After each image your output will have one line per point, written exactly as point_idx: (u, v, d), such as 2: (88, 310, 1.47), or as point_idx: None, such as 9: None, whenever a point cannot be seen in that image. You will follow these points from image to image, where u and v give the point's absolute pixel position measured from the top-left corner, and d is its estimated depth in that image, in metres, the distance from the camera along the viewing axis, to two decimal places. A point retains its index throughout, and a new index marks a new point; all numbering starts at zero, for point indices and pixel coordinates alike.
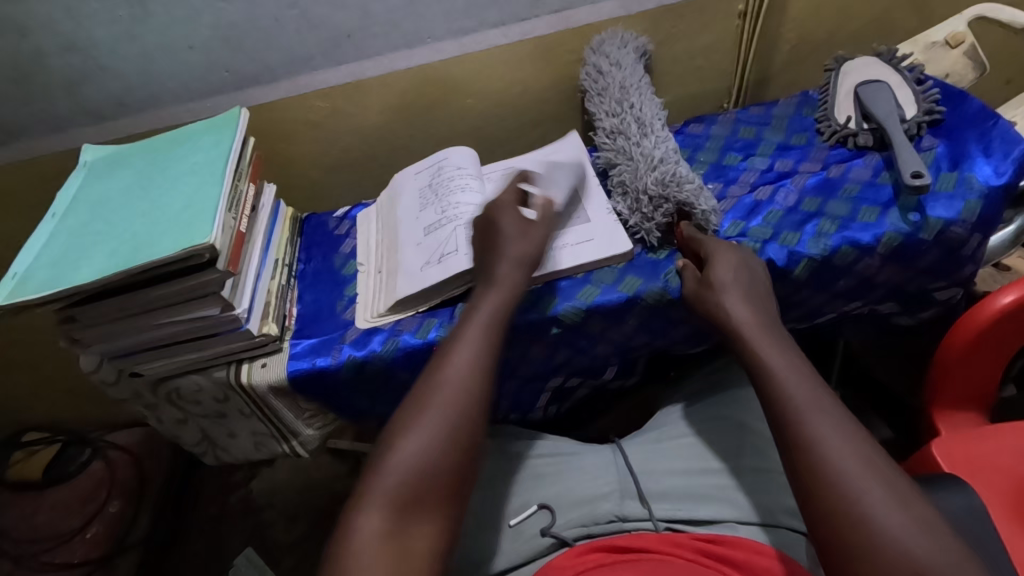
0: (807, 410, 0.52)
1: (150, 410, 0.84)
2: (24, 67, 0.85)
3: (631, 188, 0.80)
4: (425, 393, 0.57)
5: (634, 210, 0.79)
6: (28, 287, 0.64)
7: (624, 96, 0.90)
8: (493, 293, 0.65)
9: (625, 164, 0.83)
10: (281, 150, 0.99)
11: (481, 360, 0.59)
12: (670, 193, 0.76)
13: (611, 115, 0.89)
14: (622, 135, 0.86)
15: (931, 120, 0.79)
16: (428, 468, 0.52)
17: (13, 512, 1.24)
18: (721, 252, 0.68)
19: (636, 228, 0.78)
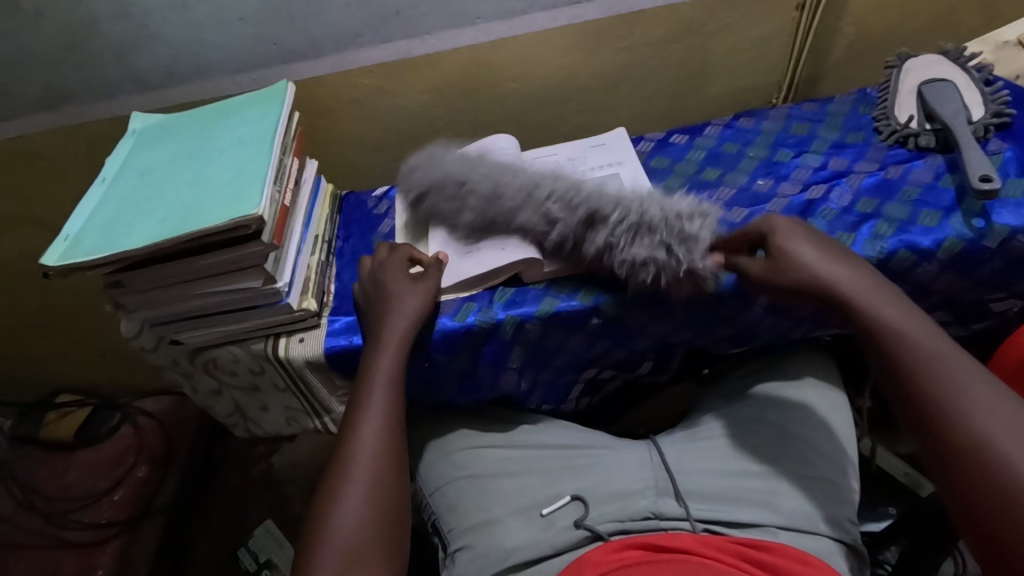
0: (953, 382, 0.50)
1: (186, 379, 0.85)
2: (78, 32, 0.85)
3: (657, 223, 0.68)
4: (342, 469, 0.61)
5: (673, 247, 0.67)
6: (79, 251, 0.65)
7: (519, 172, 0.76)
8: (382, 356, 0.67)
9: (619, 209, 0.70)
10: (323, 127, 0.99)
11: (390, 423, 0.64)
12: (703, 208, 0.70)
13: (545, 178, 0.74)
14: (581, 192, 0.72)
15: (1000, 122, 0.76)
16: (362, 536, 0.56)
17: (47, 470, 1.28)
18: (783, 227, 0.64)
19: (692, 257, 0.66)
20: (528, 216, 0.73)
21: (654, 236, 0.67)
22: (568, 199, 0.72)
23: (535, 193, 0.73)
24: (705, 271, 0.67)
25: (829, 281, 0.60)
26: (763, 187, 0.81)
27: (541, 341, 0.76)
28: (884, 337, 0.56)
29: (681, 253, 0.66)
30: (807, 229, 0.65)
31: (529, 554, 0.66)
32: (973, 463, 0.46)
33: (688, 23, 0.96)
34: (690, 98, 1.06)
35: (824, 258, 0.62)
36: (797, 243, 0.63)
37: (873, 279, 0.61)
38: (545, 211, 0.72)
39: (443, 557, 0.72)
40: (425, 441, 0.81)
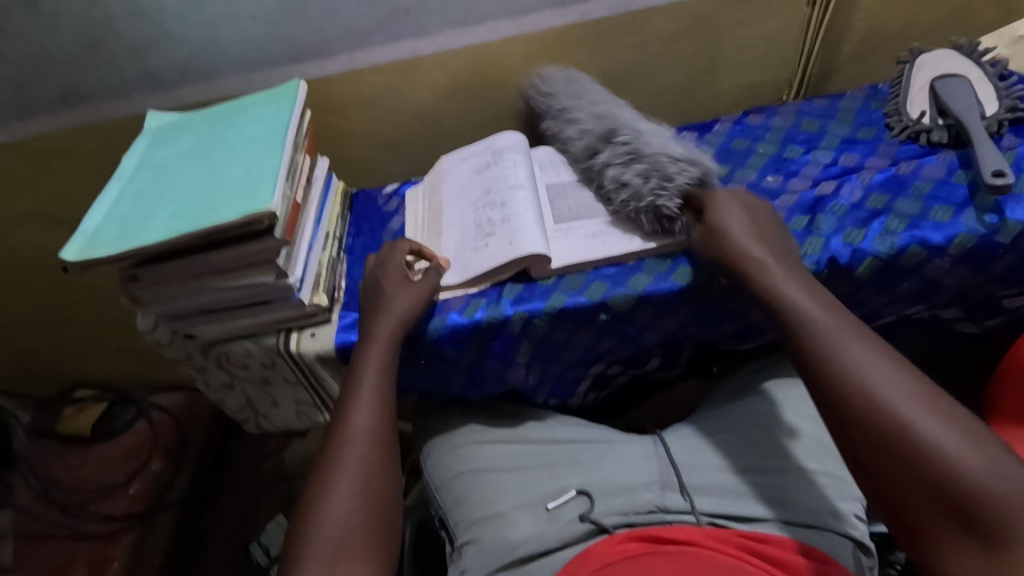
0: (851, 354, 0.54)
1: (200, 373, 0.86)
2: (96, 32, 0.87)
3: (651, 157, 0.75)
4: (333, 460, 0.61)
5: (653, 177, 0.73)
6: (97, 245, 0.66)
7: (574, 97, 0.88)
8: (372, 352, 0.68)
9: (631, 135, 0.78)
10: (335, 125, 1.01)
11: (381, 414, 0.65)
12: (695, 161, 0.74)
13: (587, 106, 0.85)
14: (606, 118, 0.82)
15: (1014, 118, 0.75)
16: (352, 526, 0.57)
17: (64, 464, 1.30)
18: (722, 200, 0.70)
19: (659, 194, 0.72)
20: (572, 132, 0.84)
21: (642, 162, 0.75)
22: (592, 118, 0.83)
23: (578, 115, 0.85)
24: (665, 211, 0.72)
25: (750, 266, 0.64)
26: (772, 184, 0.81)
27: (549, 336, 0.76)
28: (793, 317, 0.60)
29: (652, 183, 0.73)
30: (739, 211, 0.69)
31: (534, 548, 0.67)
32: (872, 427, 0.50)
33: (697, 20, 0.96)
34: (699, 95, 1.06)
35: (740, 240, 0.66)
36: (729, 219, 0.68)
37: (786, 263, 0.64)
38: (582, 125, 0.83)
39: (450, 551, 0.73)
40: (434, 434, 0.82)
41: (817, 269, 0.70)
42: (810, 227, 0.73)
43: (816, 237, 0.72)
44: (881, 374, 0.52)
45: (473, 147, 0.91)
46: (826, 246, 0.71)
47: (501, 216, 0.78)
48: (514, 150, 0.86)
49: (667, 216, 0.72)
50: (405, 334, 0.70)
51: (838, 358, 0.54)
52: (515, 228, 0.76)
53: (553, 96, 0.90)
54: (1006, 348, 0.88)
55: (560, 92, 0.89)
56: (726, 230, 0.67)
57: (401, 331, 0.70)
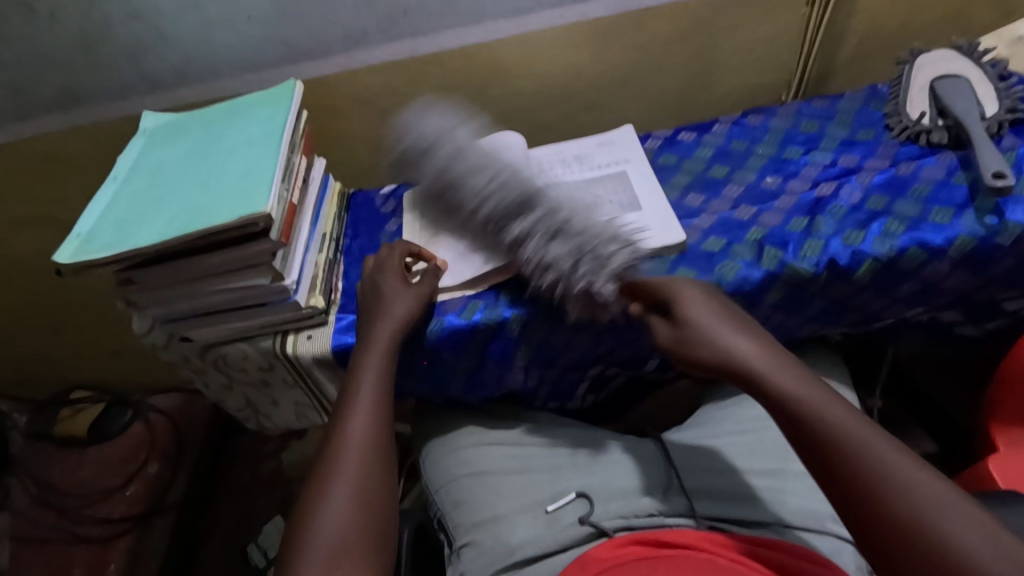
0: (860, 448, 0.48)
1: (197, 375, 0.86)
2: (91, 33, 0.87)
3: (578, 232, 0.68)
4: (330, 466, 0.61)
5: (581, 257, 0.66)
6: (91, 248, 0.65)
7: (473, 148, 0.78)
8: (370, 358, 0.67)
9: (549, 210, 0.70)
10: (331, 126, 1.00)
11: (378, 419, 0.64)
12: (625, 241, 0.67)
13: (491, 165, 0.75)
14: (515, 187, 0.73)
15: (1014, 119, 0.75)
16: (349, 534, 0.56)
17: (60, 467, 1.30)
18: (683, 289, 0.62)
19: (589, 275, 0.65)
20: (474, 189, 0.74)
21: (569, 240, 0.68)
22: (500, 188, 0.73)
23: (491, 172, 0.75)
24: (597, 294, 0.65)
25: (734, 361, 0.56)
26: (771, 185, 0.80)
27: (547, 338, 0.76)
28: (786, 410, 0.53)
29: (582, 267, 0.66)
30: (702, 301, 0.61)
31: (533, 551, 0.66)
32: (912, 545, 0.44)
33: (696, 20, 0.96)
34: (698, 96, 1.05)
35: (715, 328, 0.59)
36: (697, 309, 0.60)
37: (763, 343, 0.58)
38: (484, 189, 0.74)
39: (449, 554, 0.73)
40: (432, 437, 0.82)
41: (817, 271, 0.70)
42: (810, 229, 0.73)
43: (816, 239, 0.71)
44: (898, 470, 0.47)
45: (471, 147, 0.90)
46: (825, 247, 0.70)
47: None
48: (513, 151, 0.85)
49: (600, 301, 0.66)
50: (403, 338, 0.70)
51: (829, 433, 0.50)
52: None
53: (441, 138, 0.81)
54: (1005, 350, 0.88)
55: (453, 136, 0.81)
56: (697, 318, 0.59)
57: (399, 334, 0.69)
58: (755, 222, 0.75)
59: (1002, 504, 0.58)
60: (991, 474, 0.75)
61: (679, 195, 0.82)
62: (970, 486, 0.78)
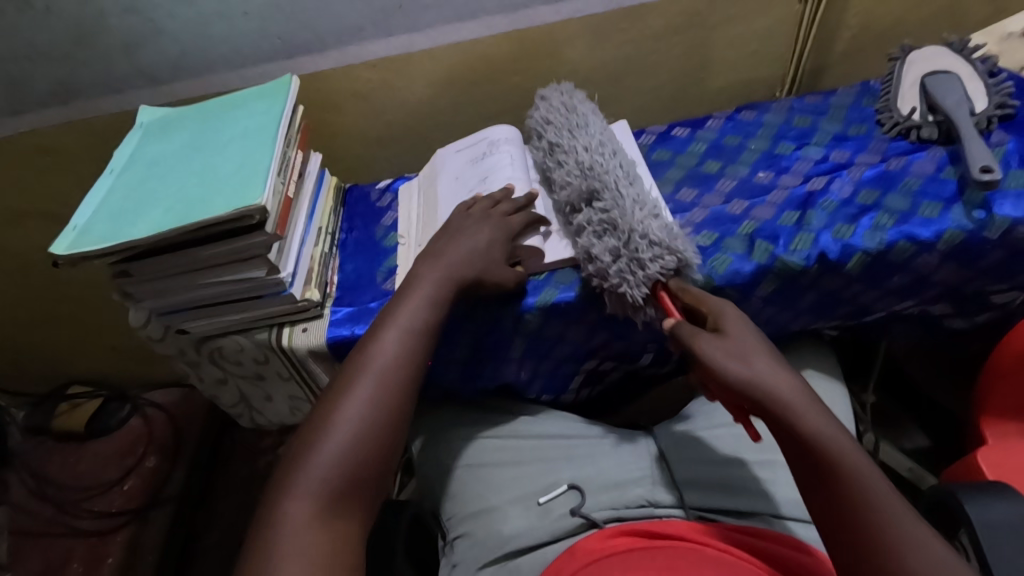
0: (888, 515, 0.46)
1: (193, 368, 0.86)
2: (88, 27, 0.87)
3: (623, 226, 0.68)
4: (357, 373, 0.57)
5: (623, 256, 0.67)
6: (86, 240, 0.66)
7: (603, 143, 0.78)
8: (424, 283, 0.65)
9: (610, 201, 0.71)
10: (327, 121, 1.01)
11: (416, 342, 0.61)
12: (674, 246, 0.67)
13: (601, 154, 0.75)
14: (603, 176, 0.73)
15: (1003, 114, 0.75)
16: (358, 446, 0.53)
17: (58, 461, 1.30)
18: (733, 316, 0.59)
19: (623, 284, 0.67)
20: (563, 178, 0.76)
21: (618, 237, 0.68)
22: (587, 175, 0.74)
23: (596, 159, 0.74)
24: (628, 297, 0.68)
25: (766, 393, 0.53)
26: (763, 180, 0.81)
27: (541, 330, 0.76)
28: (812, 455, 0.50)
29: (619, 266, 0.67)
30: (747, 327, 0.58)
31: (524, 542, 0.67)
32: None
33: (690, 16, 0.96)
34: (693, 92, 1.06)
35: (750, 354, 0.55)
36: (743, 337, 0.57)
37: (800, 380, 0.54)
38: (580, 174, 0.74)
39: (445, 544, 0.74)
40: (428, 428, 0.82)
41: (808, 264, 0.70)
42: (800, 223, 0.73)
43: (806, 232, 0.72)
44: (927, 550, 0.45)
45: (469, 139, 0.90)
46: (815, 241, 0.71)
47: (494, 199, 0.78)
48: (510, 145, 0.85)
49: (632, 302, 0.68)
50: None
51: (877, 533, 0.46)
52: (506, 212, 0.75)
53: (546, 126, 0.82)
54: (994, 343, 0.89)
55: (554, 125, 0.81)
56: (743, 368, 0.54)
57: None
58: (747, 216, 0.76)
59: (988, 493, 0.58)
60: (979, 466, 0.76)
61: (672, 190, 0.83)
62: (962, 478, 0.78)
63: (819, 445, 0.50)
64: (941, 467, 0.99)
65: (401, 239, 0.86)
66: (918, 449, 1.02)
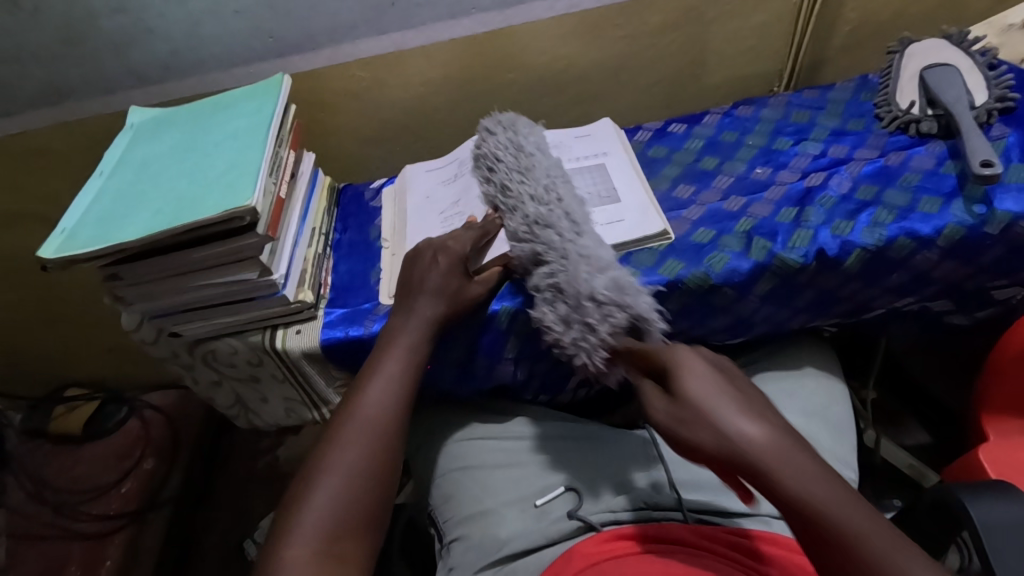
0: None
1: (187, 371, 0.85)
2: (76, 27, 0.86)
3: (571, 289, 0.64)
4: (344, 429, 0.60)
5: (575, 324, 0.64)
6: (75, 243, 0.65)
7: (549, 185, 0.72)
8: (406, 330, 0.67)
9: (557, 263, 0.66)
10: (320, 120, 1.00)
11: (400, 394, 0.64)
12: (622, 303, 0.63)
13: (543, 203, 0.70)
14: (549, 230, 0.68)
15: (1003, 107, 0.74)
16: (348, 506, 0.55)
17: (56, 465, 1.30)
18: (691, 364, 0.53)
19: (580, 352, 0.64)
20: (510, 229, 0.71)
21: (569, 303, 0.65)
22: (535, 230, 0.69)
23: (538, 210, 0.70)
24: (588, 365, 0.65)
25: (745, 459, 0.47)
26: (760, 176, 0.80)
27: (536, 330, 0.75)
28: (807, 524, 0.44)
29: (572, 333, 0.65)
30: (705, 374, 0.52)
31: (521, 546, 0.66)
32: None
33: (686, 11, 0.95)
34: (689, 87, 1.05)
35: (714, 405, 0.49)
36: (705, 394, 0.50)
37: (778, 429, 0.48)
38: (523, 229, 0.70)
39: (440, 547, 0.73)
40: (423, 430, 0.81)
41: (806, 261, 0.69)
42: (798, 219, 0.72)
43: (805, 229, 0.71)
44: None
45: (442, 160, 0.91)
46: (814, 238, 0.70)
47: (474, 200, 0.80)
48: None
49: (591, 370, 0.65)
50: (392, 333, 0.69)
51: None
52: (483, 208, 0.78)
53: (491, 165, 0.78)
54: (995, 338, 0.88)
55: (503, 166, 0.76)
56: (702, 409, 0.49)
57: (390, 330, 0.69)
58: (745, 213, 0.75)
59: (990, 494, 0.58)
60: (981, 463, 0.75)
61: (669, 187, 0.82)
62: (963, 476, 0.78)
63: (810, 512, 0.44)
64: (941, 463, 0.98)
65: (383, 243, 0.85)
66: (917, 446, 1.01)
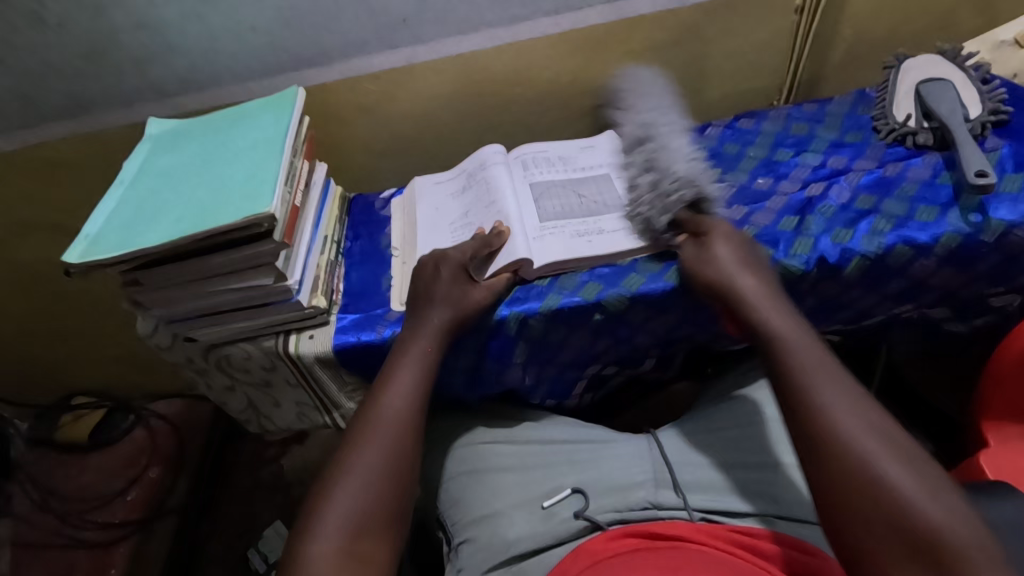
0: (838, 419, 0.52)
1: (200, 376, 0.87)
2: (99, 43, 0.89)
3: (660, 163, 0.76)
4: (363, 432, 0.62)
5: (652, 191, 0.75)
6: (99, 249, 0.67)
7: (661, 102, 0.86)
8: (420, 336, 0.69)
9: (654, 147, 0.79)
10: (332, 132, 1.02)
11: (416, 398, 0.65)
12: (694, 182, 0.73)
13: (651, 107, 0.85)
14: (654, 126, 0.82)
15: (997, 120, 0.77)
16: (367, 509, 0.57)
17: (63, 472, 1.31)
18: (722, 230, 0.68)
19: (654, 209, 0.74)
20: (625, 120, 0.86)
21: (656, 176, 0.76)
22: (642, 126, 0.83)
23: (643, 113, 0.84)
24: (653, 226, 0.74)
25: (732, 290, 0.64)
26: (762, 186, 0.82)
27: (545, 335, 0.77)
28: (770, 348, 0.59)
29: (651, 197, 0.75)
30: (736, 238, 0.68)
31: (528, 546, 0.68)
32: (837, 455, 0.50)
33: (687, 28, 0.98)
34: (692, 101, 1.07)
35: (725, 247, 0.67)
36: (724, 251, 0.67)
37: (767, 285, 0.65)
38: (633, 120, 0.85)
39: (449, 550, 0.75)
40: (431, 433, 0.82)
41: (807, 268, 0.71)
42: (800, 228, 0.74)
43: (806, 237, 0.73)
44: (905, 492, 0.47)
45: (449, 172, 0.94)
46: (815, 246, 0.72)
47: (481, 211, 0.82)
48: (495, 160, 0.88)
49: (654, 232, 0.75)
50: (402, 342, 0.70)
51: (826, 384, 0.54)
52: (490, 219, 0.80)
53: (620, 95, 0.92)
54: (995, 345, 0.89)
55: (627, 93, 0.90)
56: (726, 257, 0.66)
57: (404, 338, 0.70)
58: (747, 221, 0.77)
59: (987, 495, 0.59)
60: (981, 468, 0.76)
61: None
62: (962, 480, 0.79)
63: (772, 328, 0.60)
64: (944, 472, 0.98)
65: (394, 252, 0.87)
66: (919, 455, 1.02)
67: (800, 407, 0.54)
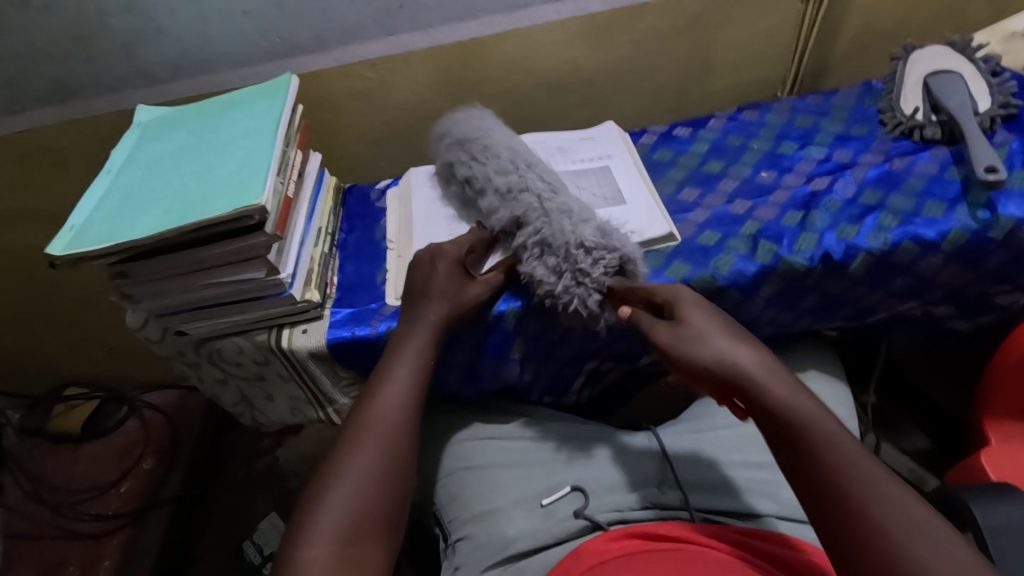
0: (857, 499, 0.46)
1: (191, 370, 0.85)
2: (86, 26, 0.86)
3: (557, 240, 0.67)
4: (358, 432, 0.61)
5: (565, 272, 0.67)
6: (84, 240, 0.65)
7: (513, 155, 0.75)
8: (416, 333, 0.68)
9: (541, 220, 0.69)
10: (326, 121, 1.00)
11: (411, 397, 0.64)
12: (614, 245, 0.67)
13: (514, 175, 0.73)
14: (525, 192, 0.71)
15: (1007, 114, 0.75)
16: (362, 511, 0.56)
17: (55, 464, 1.29)
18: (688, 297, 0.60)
19: (574, 294, 0.67)
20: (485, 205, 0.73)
21: (557, 258, 0.67)
22: (510, 198, 0.72)
23: (525, 178, 0.72)
24: (583, 310, 0.68)
25: (736, 371, 0.53)
26: (765, 180, 0.81)
27: (543, 331, 0.75)
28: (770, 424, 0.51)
29: (565, 282, 0.67)
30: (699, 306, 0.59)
31: (527, 544, 0.67)
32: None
33: (691, 16, 0.96)
34: (694, 92, 1.05)
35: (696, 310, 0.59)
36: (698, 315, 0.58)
37: (768, 355, 0.55)
38: (500, 195, 0.72)
39: (445, 547, 0.74)
40: (427, 429, 0.81)
41: (811, 264, 0.70)
42: (804, 223, 0.73)
43: (810, 232, 0.72)
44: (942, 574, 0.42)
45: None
46: (820, 241, 0.70)
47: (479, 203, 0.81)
48: None
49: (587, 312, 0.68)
50: (398, 337, 0.69)
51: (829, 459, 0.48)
52: (488, 212, 0.78)
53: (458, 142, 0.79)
54: (997, 343, 0.89)
55: (457, 148, 0.79)
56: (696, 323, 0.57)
57: (400, 334, 0.69)
58: (750, 216, 0.75)
59: (992, 497, 0.58)
60: (982, 467, 0.76)
61: (675, 190, 0.83)
62: (962, 479, 0.78)
63: (786, 414, 0.51)
64: (942, 469, 0.98)
65: (389, 244, 0.85)
66: (918, 452, 1.01)
67: (843, 525, 0.46)
